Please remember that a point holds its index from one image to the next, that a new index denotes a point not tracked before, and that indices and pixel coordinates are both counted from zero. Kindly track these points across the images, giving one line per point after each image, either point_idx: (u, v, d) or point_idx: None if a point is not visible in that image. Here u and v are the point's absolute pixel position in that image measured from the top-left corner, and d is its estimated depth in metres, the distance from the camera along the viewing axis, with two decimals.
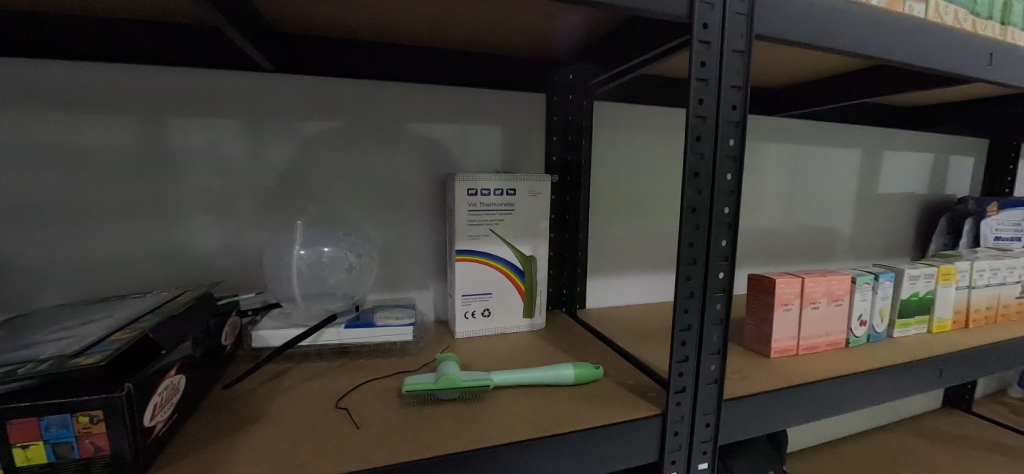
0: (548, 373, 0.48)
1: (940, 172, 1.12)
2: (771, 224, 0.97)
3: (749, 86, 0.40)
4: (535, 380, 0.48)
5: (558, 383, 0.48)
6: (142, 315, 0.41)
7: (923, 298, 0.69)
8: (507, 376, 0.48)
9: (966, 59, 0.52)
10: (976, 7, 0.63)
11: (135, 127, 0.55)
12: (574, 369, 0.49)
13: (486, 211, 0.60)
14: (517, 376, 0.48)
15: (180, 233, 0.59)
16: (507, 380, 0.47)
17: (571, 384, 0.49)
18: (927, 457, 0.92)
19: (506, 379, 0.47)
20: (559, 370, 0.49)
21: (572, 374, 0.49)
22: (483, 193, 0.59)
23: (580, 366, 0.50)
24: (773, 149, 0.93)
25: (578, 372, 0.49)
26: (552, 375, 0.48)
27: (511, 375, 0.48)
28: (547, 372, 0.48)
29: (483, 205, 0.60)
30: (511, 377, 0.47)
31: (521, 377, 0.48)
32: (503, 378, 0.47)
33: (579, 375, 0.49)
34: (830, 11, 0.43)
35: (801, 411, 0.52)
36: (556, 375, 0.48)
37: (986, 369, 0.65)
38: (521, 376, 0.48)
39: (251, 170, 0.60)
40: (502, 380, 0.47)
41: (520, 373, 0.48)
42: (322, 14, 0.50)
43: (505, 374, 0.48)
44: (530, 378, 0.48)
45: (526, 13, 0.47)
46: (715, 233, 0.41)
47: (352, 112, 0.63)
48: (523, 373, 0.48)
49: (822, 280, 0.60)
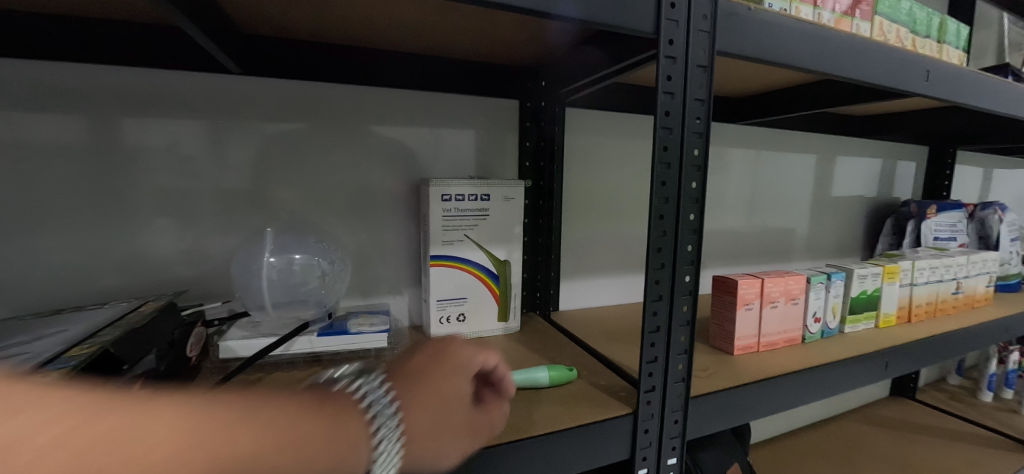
0: (528, 373, 0.49)
1: (886, 177, 1.20)
2: (735, 226, 1.01)
3: (711, 100, 0.43)
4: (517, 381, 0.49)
5: (539, 385, 0.49)
6: (102, 329, 0.39)
7: (871, 296, 0.74)
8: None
9: (906, 75, 0.57)
10: (916, 26, 0.69)
11: (91, 127, 0.52)
12: (552, 369, 0.51)
13: (462, 216, 0.60)
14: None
15: (140, 239, 0.56)
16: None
17: (546, 386, 0.50)
18: (878, 444, 0.98)
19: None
20: (540, 370, 0.50)
21: (551, 372, 0.50)
22: (465, 198, 0.60)
23: (557, 369, 0.51)
24: (737, 154, 0.97)
25: (553, 374, 0.50)
26: (532, 377, 0.49)
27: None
28: (527, 375, 0.49)
29: (459, 210, 0.60)
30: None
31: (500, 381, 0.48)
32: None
33: (554, 377, 0.50)
34: (783, 31, 0.46)
35: (762, 405, 0.55)
36: (537, 376, 0.49)
37: (927, 360, 0.70)
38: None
39: (217, 173, 0.58)
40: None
41: None
42: (292, 17, 0.49)
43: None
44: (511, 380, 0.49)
45: (499, 22, 0.48)
46: (681, 238, 0.43)
47: (322, 116, 0.62)
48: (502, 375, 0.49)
49: (779, 281, 0.63)
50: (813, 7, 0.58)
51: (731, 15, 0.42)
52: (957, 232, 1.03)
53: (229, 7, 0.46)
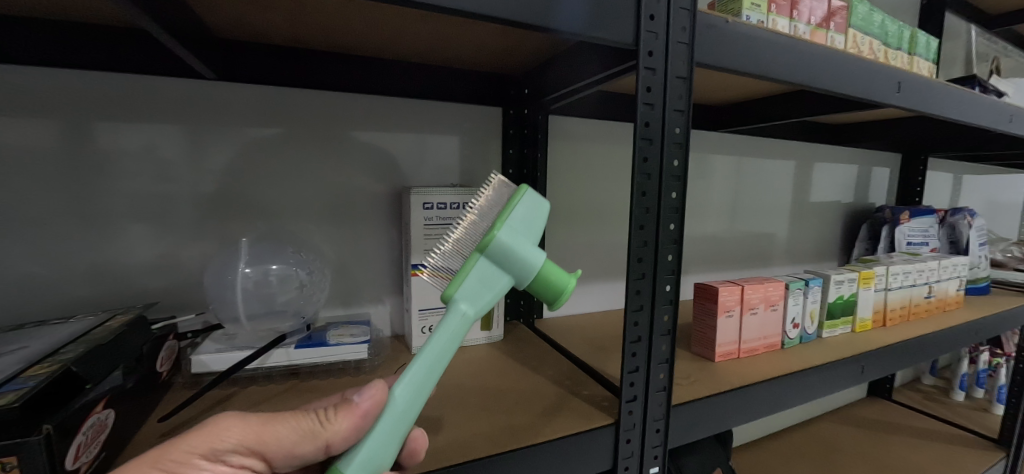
0: (390, 446, 0.32)
1: (862, 183, 1.23)
2: (717, 231, 1.03)
3: (690, 111, 0.43)
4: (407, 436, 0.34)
5: (345, 457, 0.32)
6: (64, 346, 0.38)
7: (848, 300, 0.75)
8: (460, 292, 0.34)
9: (879, 87, 0.58)
10: (888, 38, 0.71)
11: (56, 131, 0.50)
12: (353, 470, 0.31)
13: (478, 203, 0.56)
14: (533, 225, 0.37)
15: (109, 248, 0.54)
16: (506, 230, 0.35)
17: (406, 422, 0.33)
18: (856, 445, 1.00)
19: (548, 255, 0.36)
20: (367, 460, 0.31)
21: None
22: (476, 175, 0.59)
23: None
24: (718, 161, 0.99)
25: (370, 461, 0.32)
26: (392, 433, 0.32)
27: (495, 292, 0.35)
28: (426, 349, 0.33)
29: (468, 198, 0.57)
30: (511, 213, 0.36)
31: (516, 264, 0.35)
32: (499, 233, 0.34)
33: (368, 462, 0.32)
34: (760, 43, 0.47)
35: (742, 411, 0.55)
36: (371, 469, 0.32)
37: (902, 363, 0.72)
38: (526, 262, 0.35)
39: (191, 179, 0.57)
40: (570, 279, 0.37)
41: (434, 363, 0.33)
42: (268, 22, 0.48)
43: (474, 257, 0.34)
44: (527, 259, 0.35)
45: (479, 31, 0.48)
46: (662, 248, 0.43)
47: (300, 120, 0.61)
48: (436, 335, 0.33)
49: (758, 288, 0.64)
50: (789, 20, 0.59)
51: (708, 27, 0.43)
52: (929, 237, 1.06)
53: (204, 12, 0.45)
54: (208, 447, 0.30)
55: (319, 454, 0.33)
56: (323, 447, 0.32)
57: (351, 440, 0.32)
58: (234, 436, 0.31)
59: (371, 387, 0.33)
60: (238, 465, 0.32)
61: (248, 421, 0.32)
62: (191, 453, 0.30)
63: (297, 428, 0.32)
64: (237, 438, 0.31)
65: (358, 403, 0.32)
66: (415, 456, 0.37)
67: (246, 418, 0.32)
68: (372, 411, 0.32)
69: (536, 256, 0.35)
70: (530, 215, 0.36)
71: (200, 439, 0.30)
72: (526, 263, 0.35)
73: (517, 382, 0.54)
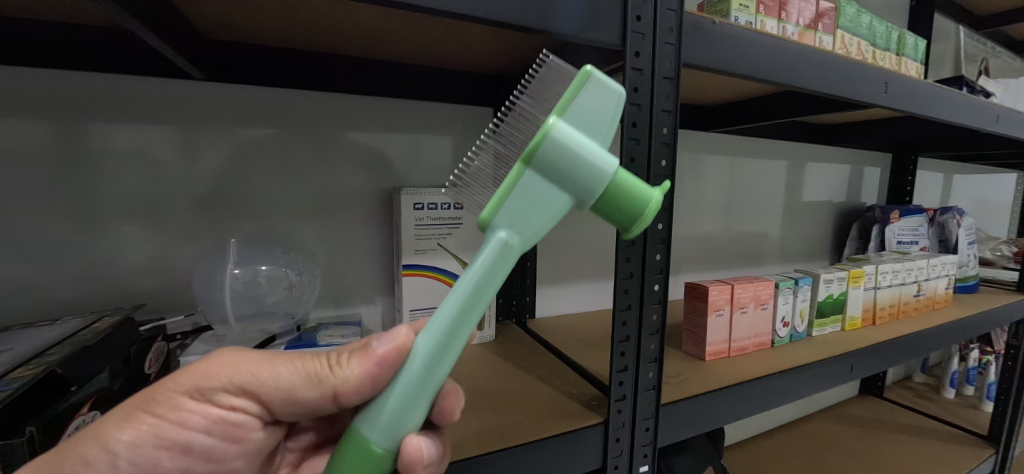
0: (414, 404, 0.29)
1: (854, 183, 1.24)
2: (710, 231, 1.03)
3: (678, 111, 0.43)
4: (436, 393, 0.31)
5: (366, 412, 0.30)
6: (49, 348, 0.38)
7: (837, 299, 0.76)
8: (498, 219, 0.30)
9: (867, 86, 0.59)
10: (876, 39, 0.71)
11: (42, 132, 0.50)
12: (378, 432, 0.29)
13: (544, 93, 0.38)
14: (593, 125, 0.30)
15: (96, 250, 0.53)
16: (559, 131, 0.29)
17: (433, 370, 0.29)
18: (847, 442, 1.01)
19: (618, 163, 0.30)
20: (391, 420, 0.29)
21: (391, 451, 0.29)
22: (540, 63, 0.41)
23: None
24: (711, 160, 0.99)
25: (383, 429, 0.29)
26: (418, 385, 0.29)
27: (547, 215, 0.30)
28: (456, 290, 0.29)
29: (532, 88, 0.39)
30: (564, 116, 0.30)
31: (573, 178, 0.29)
32: (548, 137, 0.29)
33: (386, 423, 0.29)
34: (747, 44, 0.47)
35: (732, 410, 0.55)
36: (391, 429, 0.29)
37: (891, 361, 0.72)
38: (585, 175, 0.29)
39: (181, 180, 0.56)
40: (644, 194, 0.31)
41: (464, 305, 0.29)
42: (256, 22, 0.48)
43: (518, 173, 0.29)
44: (588, 171, 0.29)
45: (467, 31, 0.48)
46: (650, 248, 0.44)
47: (291, 120, 0.61)
48: (469, 273, 0.29)
49: (748, 287, 0.65)
50: (778, 21, 0.59)
51: (695, 28, 0.43)
52: (919, 236, 1.08)
53: (193, 14, 0.45)
54: (195, 383, 0.33)
55: (320, 394, 0.33)
56: (327, 390, 0.33)
57: (366, 389, 0.32)
58: (222, 375, 0.33)
59: (393, 333, 0.32)
60: (229, 402, 0.34)
61: (238, 362, 0.33)
62: (178, 391, 0.32)
63: (297, 371, 0.33)
64: (225, 376, 0.33)
65: (375, 348, 0.31)
66: (446, 413, 0.38)
67: (242, 356, 0.34)
68: (391, 356, 0.30)
69: (601, 165, 0.29)
70: (593, 111, 0.30)
71: (188, 377, 0.33)
72: (587, 175, 0.29)
73: (507, 382, 0.54)
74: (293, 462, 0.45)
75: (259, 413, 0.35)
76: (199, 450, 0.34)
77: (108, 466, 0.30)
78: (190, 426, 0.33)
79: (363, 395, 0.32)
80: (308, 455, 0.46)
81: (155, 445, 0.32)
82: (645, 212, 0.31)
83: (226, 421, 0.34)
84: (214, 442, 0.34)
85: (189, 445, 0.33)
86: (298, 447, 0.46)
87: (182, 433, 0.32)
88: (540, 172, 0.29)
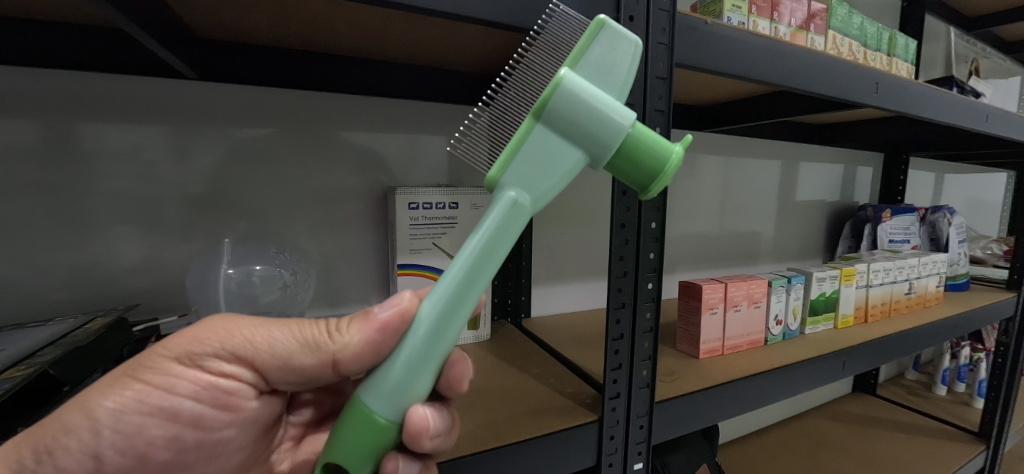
0: (420, 371, 0.29)
1: (847, 182, 1.25)
2: (704, 230, 1.04)
3: (670, 111, 0.44)
4: (444, 358, 0.31)
5: (370, 382, 0.30)
6: (41, 348, 0.38)
7: (830, 297, 0.77)
8: (509, 175, 0.30)
9: (858, 86, 0.59)
10: (867, 40, 0.72)
11: (34, 132, 0.49)
12: (384, 401, 0.29)
13: (552, 50, 0.35)
14: (606, 76, 0.32)
15: (88, 250, 0.53)
16: (572, 82, 0.30)
17: (441, 331, 0.29)
18: (840, 439, 1.02)
19: (635, 115, 0.31)
20: (398, 385, 0.29)
21: (397, 420, 0.29)
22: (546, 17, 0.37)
23: (330, 444, 0.30)
24: (706, 160, 1.00)
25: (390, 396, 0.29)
26: (425, 349, 0.29)
27: (558, 172, 0.31)
28: (467, 247, 0.29)
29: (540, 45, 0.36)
30: (576, 68, 0.31)
31: (585, 132, 0.30)
32: (562, 87, 0.30)
33: (394, 389, 0.29)
34: (739, 44, 0.47)
35: (726, 408, 0.56)
36: (399, 397, 0.29)
37: (883, 358, 0.73)
38: (601, 126, 0.30)
39: (174, 180, 0.56)
40: (664, 147, 0.32)
41: (475, 263, 0.29)
42: (249, 21, 0.47)
43: (528, 129, 0.30)
44: (603, 123, 0.30)
45: (460, 31, 0.48)
46: (643, 246, 0.44)
47: (286, 120, 0.61)
48: (481, 229, 0.29)
49: (741, 285, 0.65)
50: (770, 21, 0.60)
51: (688, 28, 0.44)
52: (910, 234, 1.09)
53: (185, 13, 0.44)
54: (184, 350, 0.33)
55: (312, 361, 0.33)
56: (325, 355, 0.33)
57: (365, 359, 0.32)
58: (214, 340, 0.33)
59: (395, 299, 0.32)
60: (218, 370, 0.34)
61: (231, 327, 0.34)
62: (166, 356, 0.32)
63: (295, 336, 0.33)
64: (217, 341, 0.33)
65: (376, 314, 0.31)
66: (457, 381, 0.38)
67: (231, 323, 0.34)
68: (394, 321, 0.30)
69: (618, 116, 0.31)
70: (606, 62, 0.32)
71: (178, 342, 0.33)
72: (604, 126, 0.30)
73: (502, 380, 0.54)
74: (295, 436, 0.46)
75: (251, 381, 0.35)
76: (188, 417, 0.34)
77: (91, 437, 0.30)
78: (179, 391, 0.33)
79: (363, 363, 0.32)
80: (310, 430, 0.47)
81: (139, 411, 0.32)
82: (666, 166, 0.32)
83: (217, 388, 0.34)
84: (205, 409, 0.34)
85: (177, 412, 0.33)
86: (300, 422, 0.47)
87: (169, 399, 0.33)
88: (550, 128, 0.30)
